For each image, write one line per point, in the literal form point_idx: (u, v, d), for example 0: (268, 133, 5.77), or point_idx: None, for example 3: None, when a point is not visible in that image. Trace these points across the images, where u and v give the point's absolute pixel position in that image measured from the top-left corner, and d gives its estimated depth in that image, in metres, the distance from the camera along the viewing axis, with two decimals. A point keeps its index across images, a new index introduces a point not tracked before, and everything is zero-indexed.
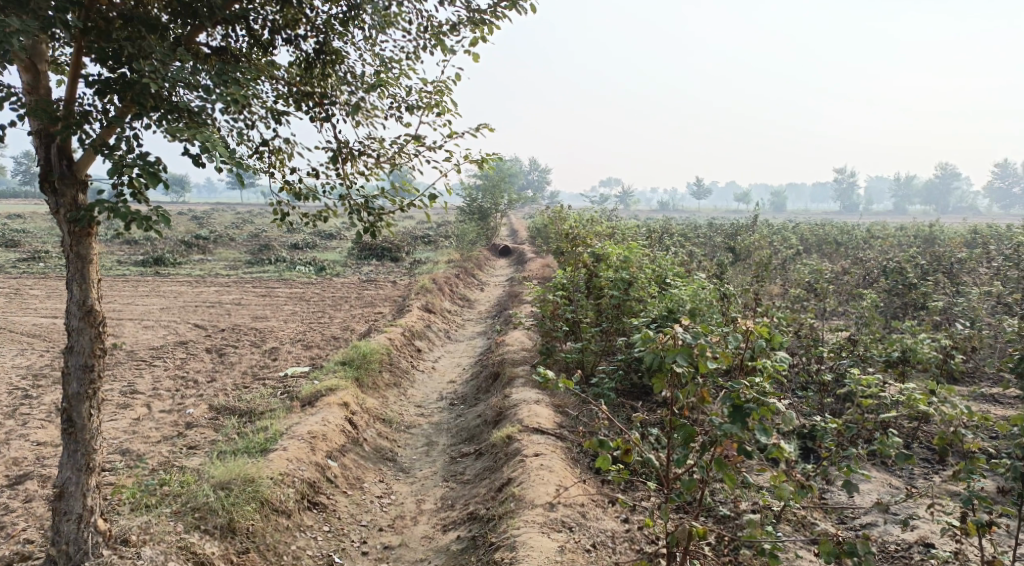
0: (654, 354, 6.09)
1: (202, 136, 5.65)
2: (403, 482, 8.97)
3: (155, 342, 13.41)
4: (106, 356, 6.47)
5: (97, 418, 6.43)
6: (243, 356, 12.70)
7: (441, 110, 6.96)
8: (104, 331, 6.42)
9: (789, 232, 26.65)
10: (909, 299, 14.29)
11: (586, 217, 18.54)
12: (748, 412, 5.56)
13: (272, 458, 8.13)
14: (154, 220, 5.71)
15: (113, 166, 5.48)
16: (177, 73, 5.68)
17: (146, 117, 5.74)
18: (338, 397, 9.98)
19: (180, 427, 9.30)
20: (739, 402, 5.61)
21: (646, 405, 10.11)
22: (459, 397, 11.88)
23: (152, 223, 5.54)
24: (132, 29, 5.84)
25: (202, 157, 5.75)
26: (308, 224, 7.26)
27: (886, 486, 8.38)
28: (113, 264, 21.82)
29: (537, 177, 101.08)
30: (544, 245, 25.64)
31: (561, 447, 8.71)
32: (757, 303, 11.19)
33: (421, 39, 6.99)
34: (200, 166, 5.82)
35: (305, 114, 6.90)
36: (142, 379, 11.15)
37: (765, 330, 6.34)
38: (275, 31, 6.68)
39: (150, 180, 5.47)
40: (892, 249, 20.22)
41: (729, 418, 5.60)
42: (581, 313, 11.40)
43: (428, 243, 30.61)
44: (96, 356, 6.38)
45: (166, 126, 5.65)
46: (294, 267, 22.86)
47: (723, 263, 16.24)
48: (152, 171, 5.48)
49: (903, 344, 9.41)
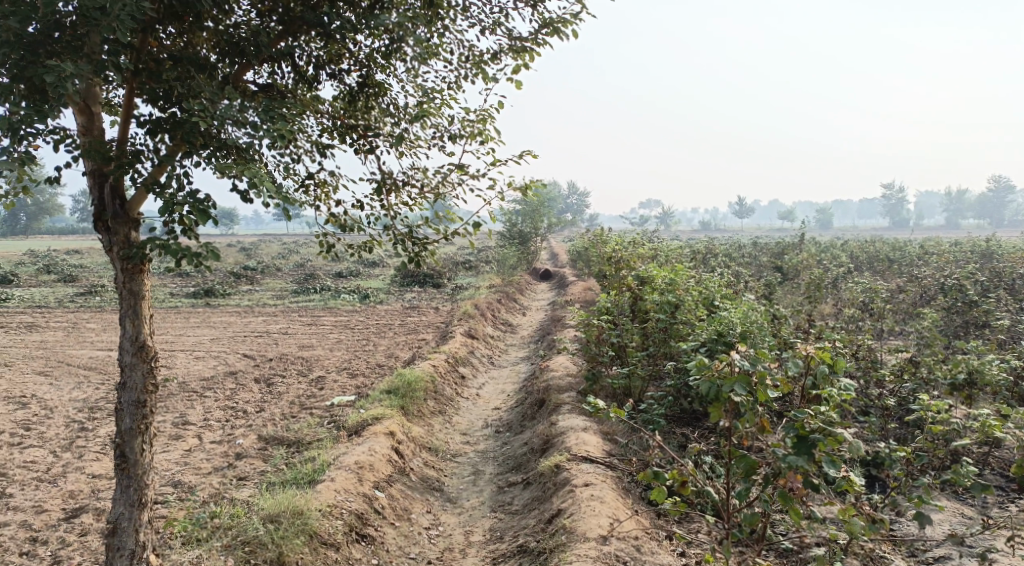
0: (710, 384, 6.03)
1: (250, 172, 5.66)
2: (451, 512, 8.89)
3: (204, 372, 13.52)
4: (158, 391, 6.49)
5: (149, 453, 6.45)
6: (291, 386, 12.74)
7: (485, 138, 6.93)
8: (156, 366, 6.45)
9: (837, 250, 26.27)
10: (968, 317, 13.93)
11: (628, 240, 18.43)
12: (814, 442, 5.55)
13: (321, 490, 8.11)
14: (203, 256, 5.72)
15: (164, 205, 5.51)
16: (224, 111, 5.70)
17: (196, 155, 5.76)
18: (385, 425, 9.95)
19: (231, 458, 9.33)
20: (804, 432, 5.59)
21: (698, 431, 9.96)
22: (506, 424, 11.79)
23: (202, 260, 5.54)
24: (181, 69, 5.90)
25: (251, 193, 5.75)
26: (353, 255, 7.25)
27: (958, 515, 8.27)
28: (163, 296, 22.13)
29: (577, 201, 101.08)
30: (588, 269, 25.51)
31: (611, 477, 8.57)
32: (810, 325, 10.98)
33: (462, 68, 6.98)
34: (248, 202, 5.83)
35: (350, 148, 6.91)
36: (193, 410, 11.23)
37: (827, 356, 6.27)
38: (320, 67, 6.72)
39: (200, 217, 5.48)
40: (947, 265, 19.77)
41: (793, 449, 5.57)
42: (627, 338, 11.29)
43: (470, 269, 30.64)
44: (149, 392, 6.40)
45: (215, 164, 5.67)
46: (338, 296, 23.00)
47: (771, 284, 15.99)
48: (202, 208, 5.49)
49: (969, 366, 9.17)
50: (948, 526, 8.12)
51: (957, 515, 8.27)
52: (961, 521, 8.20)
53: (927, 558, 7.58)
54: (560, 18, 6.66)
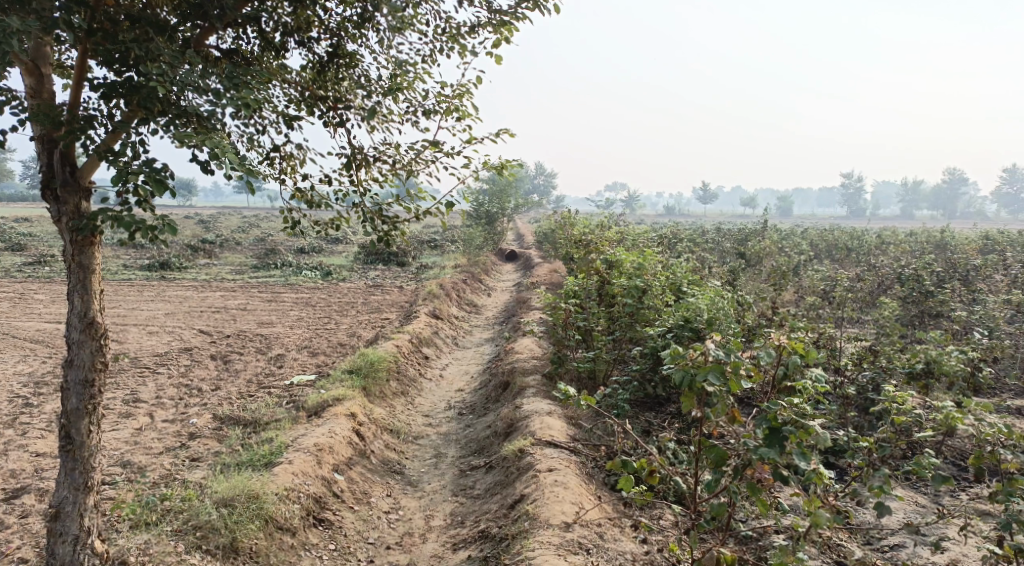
0: (684, 373, 5.92)
1: (211, 141, 5.37)
2: (411, 496, 8.70)
3: (159, 348, 13.16)
4: (107, 370, 6.21)
5: (96, 434, 6.19)
6: (249, 364, 12.46)
7: (461, 115, 6.71)
8: (105, 344, 6.17)
9: (797, 238, 26.36)
10: (925, 308, 14.02)
11: (594, 223, 18.26)
12: (786, 435, 5.46)
13: (277, 472, 7.88)
14: (158, 229, 5.43)
15: (117, 174, 5.20)
16: (184, 75, 5.40)
17: (153, 122, 5.47)
18: (346, 407, 9.72)
19: (184, 438, 9.06)
20: (776, 425, 5.50)
21: (662, 418, 9.87)
22: (468, 406, 11.61)
23: (157, 233, 5.26)
24: (138, 29, 5.58)
25: (211, 164, 5.47)
26: (319, 232, 7.00)
27: (914, 504, 8.26)
28: (118, 268, 21.61)
29: (543, 182, 100.92)
30: (553, 251, 25.38)
31: (576, 462, 8.43)
32: (774, 312, 10.93)
33: (438, 41, 6.77)
34: (208, 173, 5.55)
35: (317, 119, 6.64)
36: (145, 387, 10.91)
37: (800, 347, 6.22)
38: (287, 34, 6.44)
39: (156, 188, 5.19)
40: (904, 256, 19.94)
41: (765, 442, 5.49)
42: (593, 321, 11.16)
43: (434, 248, 30.36)
44: (96, 370, 6.12)
45: (174, 131, 5.38)
46: (300, 271, 22.64)
47: (735, 270, 15.96)
48: (159, 179, 5.21)
49: (926, 356, 9.16)
50: (904, 516, 8.08)
51: (913, 504, 8.26)
52: (918, 510, 8.18)
53: (882, 546, 7.54)
54: None
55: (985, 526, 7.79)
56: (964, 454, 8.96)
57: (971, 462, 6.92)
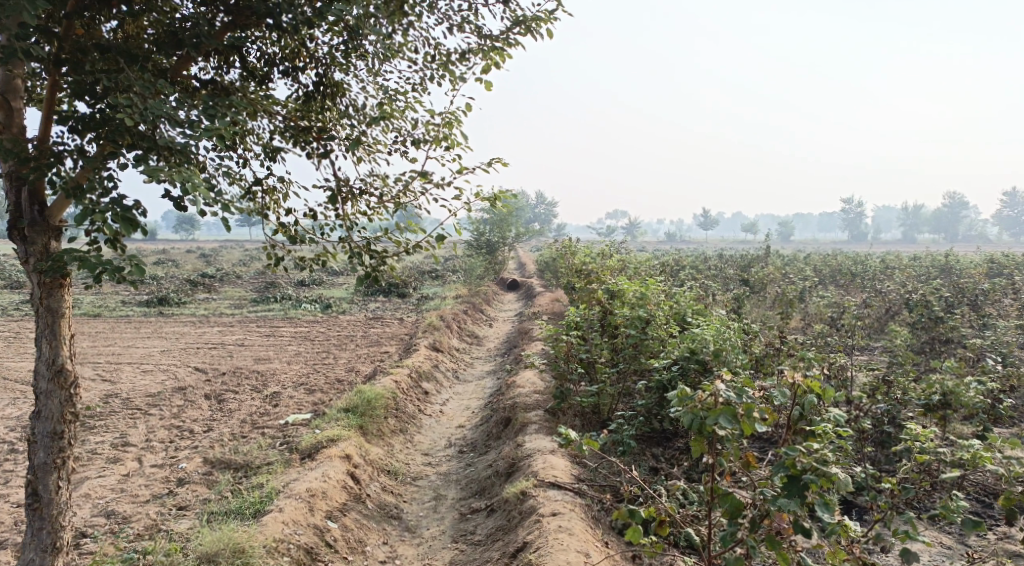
0: (693, 416, 5.55)
1: (183, 175, 5.04)
2: (409, 543, 8.33)
3: (151, 388, 12.81)
4: (78, 422, 5.91)
5: (66, 490, 5.87)
6: (243, 402, 12.09)
7: (451, 144, 6.44)
8: (75, 393, 5.86)
9: (801, 263, 26.08)
10: (935, 333, 13.65)
11: (595, 252, 17.96)
12: (806, 484, 5.10)
13: (267, 522, 7.52)
14: (126, 270, 5.08)
15: (82, 212, 4.88)
16: (154, 106, 5.09)
17: (122, 156, 5.15)
18: (340, 448, 9.35)
19: (171, 484, 8.69)
20: (795, 472, 5.16)
21: (669, 456, 9.49)
22: (469, 444, 11.23)
23: (124, 274, 4.92)
24: (109, 61, 5.28)
25: (184, 200, 5.14)
26: (304, 269, 6.71)
27: (939, 546, 7.89)
28: (116, 305, 21.32)
29: (544, 210, 100.89)
30: (556, 279, 25.13)
31: (580, 505, 8.05)
32: (783, 340, 10.57)
33: (428, 69, 6.52)
34: (181, 209, 5.21)
35: (302, 151, 6.34)
36: (135, 429, 10.56)
37: (816, 385, 5.85)
38: (271, 64, 6.17)
39: (123, 227, 4.87)
40: (909, 280, 19.61)
41: (784, 491, 5.15)
42: (596, 353, 10.79)
43: (435, 278, 30.05)
44: (66, 422, 5.81)
45: (144, 164, 5.05)
46: (299, 305, 22.33)
47: (740, 297, 15.63)
48: (126, 218, 4.89)
49: (943, 387, 8.80)
50: (928, 559, 7.70)
51: (936, 545, 7.88)
52: (942, 552, 7.80)
53: None
54: (534, 16, 6.19)
55: None
56: (986, 490, 8.59)
57: (1001, 503, 6.54)
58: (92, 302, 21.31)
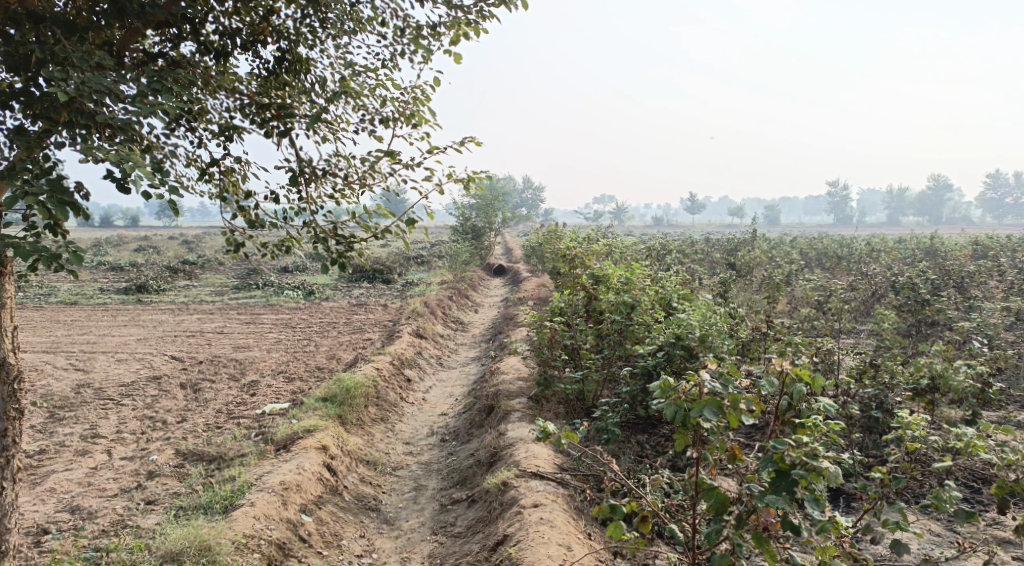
0: (677, 408, 5.34)
1: (123, 154, 4.77)
2: (386, 536, 8.10)
3: (125, 377, 12.49)
4: (21, 418, 5.81)
5: (10, 490, 5.81)
6: (220, 392, 11.79)
7: (419, 120, 6.38)
8: (19, 389, 5.78)
9: (786, 247, 25.92)
10: (922, 316, 13.47)
11: (581, 236, 17.70)
12: (796, 479, 4.90)
13: (237, 517, 7.28)
14: (64, 258, 4.85)
15: (15, 197, 4.62)
16: (91, 80, 4.81)
17: (59, 134, 4.87)
18: (317, 439, 9.08)
19: (141, 477, 8.42)
20: (784, 467, 4.94)
21: (655, 444, 9.27)
22: (451, 432, 10.98)
23: (60, 262, 4.69)
24: (44, 32, 4.99)
25: (127, 181, 4.89)
26: (266, 255, 6.50)
27: (929, 534, 7.72)
28: (94, 292, 20.93)
29: (530, 195, 100.48)
30: (541, 264, 24.83)
31: (563, 495, 7.83)
32: (770, 324, 10.35)
33: (397, 44, 6.42)
34: (125, 192, 4.95)
35: (260, 128, 6.08)
36: (106, 420, 10.26)
37: (806, 373, 5.60)
38: (228, 36, 5.97)
39: (58, 212, 4.69)
40: (895, 263, 19.50)
41: (772, 487, 4.94)
42: (581, 339, 10.53)
43: (421, 263, 29.73)
44: (9, 419, 5.73)
45: (81, 144, 4.78)
46: (282, 292, 21.98)
47: (726, 281, 15.42)
48: (62, 203, 4.68)
49: (931, 371, 8.64)
50: (918, 547, 7.53)
51: (926, 534, 7.71)
52: (932, 540, 7.63)
53: None
54: None
55: (1004, 559, 7.24)
56: (976, 476, 8.41)
57: (993, 491, 6.36)
58: (69, 291, 20.90)
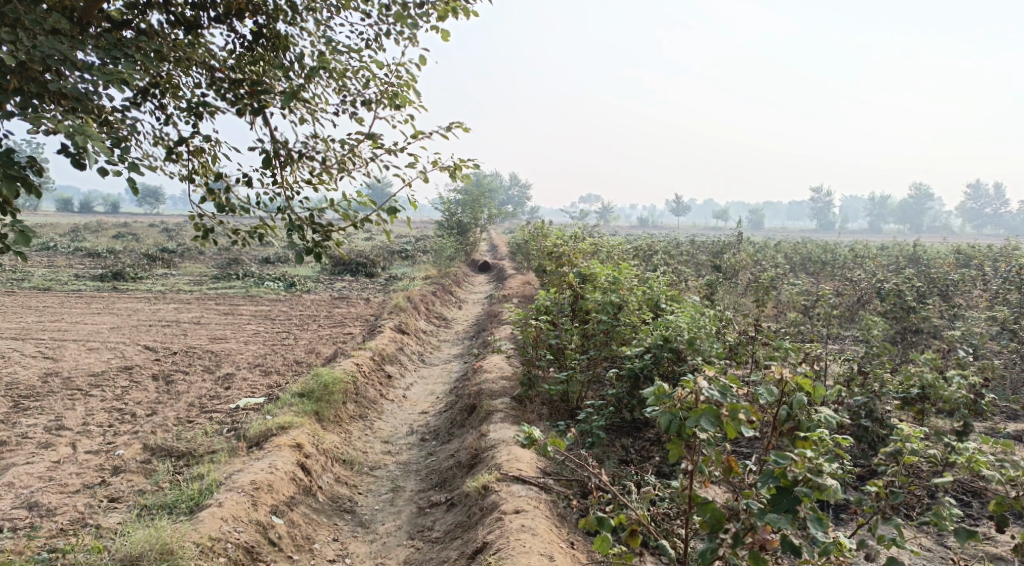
0: (672, 417, 5.09)
1: (75, 125, 4.81)
2: (361, 540, 7.78)
3: (96, 367, 12.06)
4: None
5: None
6: (193, 384, 11.39)
7: (403, 103, 6.18)
8: None
9: (771, 250, 25.72)
10: (908, 324, 13.26)
11: (567, 233, 17.39)
12: (797, 496, 4.71)
13: (202, 518, 6.97)
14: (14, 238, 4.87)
15: None
16: (44, 44, 4.84)
17: (9, 102, 4.92)
18: (291, 437, 8.73)
19: (106, 473, 8.05)
20: (785, 484, 4.74)
21: (642, 449, 8.97)
22: (432, 431, 10.65)
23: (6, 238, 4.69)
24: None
25: (81, 154, 4.94)
26: (236, 242, 6.18)
27: (920, 550, 7.46)
28: (69, 278, 20.39)
29: (516, 192, 100.00)
30: (527, 261, 24.54)
31: (545, 501, 7.53)
32: (758, 328, 10.07)
33: (382, 23, 6.26)
34: (80, 167, 4.98)
35: (233, 106, 5.84)
36: (72, 412, 9.86)
37: (807, 382, 5.36)
38: (200, 9, 5.72)
39: (4, 187, 4.82)
40: (881, 270, 19.32)
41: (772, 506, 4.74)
42: (567, 338, 10.22)
43: (404, 257, 29.29)
44: None
45: (30, 112, 4.82)
46: (262, 283, 21.54)
47: (713, 283, 15.14)
48: (11, 179, 4.84)
49: (922, 379, 8.39)
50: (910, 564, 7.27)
51: (918, 550, 7.45)
52: (924, 556, 7.37)
53: None
54: None
55: None
56: (967, 489, 8.17)
57: (992, 509, 6.10)
58: (43, 276, 20.35)
